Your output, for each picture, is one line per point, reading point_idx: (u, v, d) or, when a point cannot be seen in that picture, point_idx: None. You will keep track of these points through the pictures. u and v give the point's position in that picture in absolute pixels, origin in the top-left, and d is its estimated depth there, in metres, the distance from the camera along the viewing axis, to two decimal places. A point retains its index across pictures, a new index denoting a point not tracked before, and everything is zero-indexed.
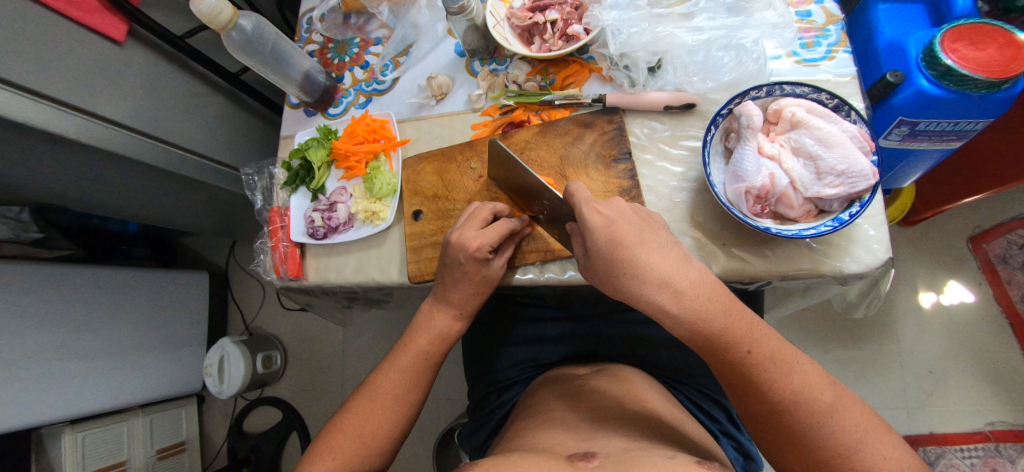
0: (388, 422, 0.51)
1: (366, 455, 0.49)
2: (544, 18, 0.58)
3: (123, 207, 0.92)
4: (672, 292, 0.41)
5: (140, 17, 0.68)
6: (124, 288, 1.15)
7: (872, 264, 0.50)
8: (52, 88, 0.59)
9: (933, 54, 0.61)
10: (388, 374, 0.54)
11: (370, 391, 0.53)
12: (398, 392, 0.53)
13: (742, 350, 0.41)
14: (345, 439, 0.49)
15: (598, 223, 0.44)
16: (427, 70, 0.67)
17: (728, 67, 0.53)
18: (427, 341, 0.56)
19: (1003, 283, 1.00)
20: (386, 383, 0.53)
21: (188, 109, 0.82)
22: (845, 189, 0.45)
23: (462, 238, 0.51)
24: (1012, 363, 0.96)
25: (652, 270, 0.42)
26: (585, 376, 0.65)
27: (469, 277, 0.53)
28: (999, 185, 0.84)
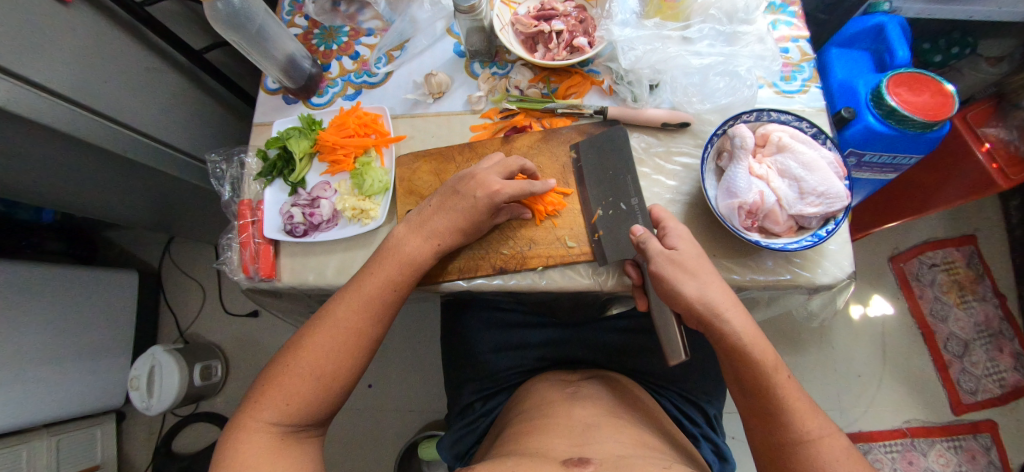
0: (343, 367, 0.48)
1: (325, 394, 0.47)
2: (550, 28, 0.59)
3: (48, 193, 0.80)
4: (738, 317, 0.44)
5: None
6: (34, 287, 0.99)
7: (838, 275, 0.54)
8: None
9: (879, 95, 0.68)
10: (350, 304, 0.49)
11: (328, 330, 0.48)
12: (363, 329, 0.49)
13: (782, 377, 0.44)
14: (299, 382, 0.46)
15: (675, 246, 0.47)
16: (423, 68, 0.65)
17: (723, 91, 0.56)
18: (398, 270, 0.50)
19: (917, 297, 1.14)
20: (348, 316, 0.48)
21: (141, 86, 0.74)
22: (823, 208, 0.50)
23: (486, 178, 0.50)
24: (922, 368, 1.10)
25: (723, 298, 0.45)
26: (575, 382, 0.66)
27: (470, 214, 0.50)
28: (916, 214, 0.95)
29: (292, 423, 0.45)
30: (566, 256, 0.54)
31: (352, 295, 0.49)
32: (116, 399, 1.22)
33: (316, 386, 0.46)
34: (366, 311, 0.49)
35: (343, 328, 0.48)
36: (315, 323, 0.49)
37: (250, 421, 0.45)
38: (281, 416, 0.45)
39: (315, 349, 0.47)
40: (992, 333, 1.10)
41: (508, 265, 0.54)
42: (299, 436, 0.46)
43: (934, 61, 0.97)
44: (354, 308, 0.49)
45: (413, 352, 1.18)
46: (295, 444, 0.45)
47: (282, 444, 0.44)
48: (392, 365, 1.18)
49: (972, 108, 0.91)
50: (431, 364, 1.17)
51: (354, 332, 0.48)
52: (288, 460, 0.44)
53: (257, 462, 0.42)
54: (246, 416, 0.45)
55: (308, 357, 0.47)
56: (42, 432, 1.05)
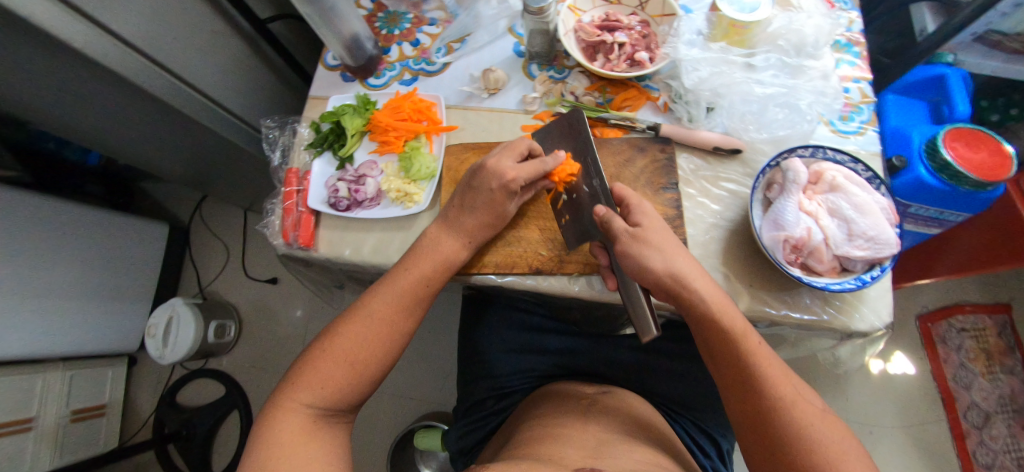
0: (380, 357, 0.49)
1: (356, 381, 0.48)
2: (613, 39, 0.59)
3: (102, 137, 0.83)
4: (703, 284, 0.47)
5: None
6: (72, 225, 1.03)
7: (876, 324, 0.53)
8: None
9: (933, 147, 0.67)
10: (385, 297, 0.51)
11: (365, 320, 0.49)
12: (396, 321, 0.50)
13: (752, 342, 0.45)
14: (333, 367, 0.47)
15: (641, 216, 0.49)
16: (481, 62, 0.66)
17: (781, 123, 0.56)
18: (432, 267, 0.52)
19: (940, 360, 1.11)
20: (382, 307, 0.50)
21: (205, 45, 0.76)
22: (871, 252, 0.49)
23: (499, 165, 0.51)
24: (939, 434, 1.06)
25: (687, 263, 0.47)
26: (592, 395, 0.66)
27: (491, 204, 0.51)
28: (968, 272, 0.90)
29: (325, 407, 0.46)
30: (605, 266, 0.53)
31: (387, 288, 0.51)
32: (130, 344, 1.26)
33: (353, 372, 0.48)
34: (399, 303, 0.51)
35: (383, 321, 0.50)
36: (353, 312, 0.50)
37: (285, 404, 0.45)
38: (316, 398, 0.46)
39: (349, 338, 0.48)
40: (1016, 408, 1.06)
41: (545, 267, 0.55)
42: (331, 422, 0.46)
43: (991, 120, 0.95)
44: (392, 301, 0.51)
45: (422, 342, 1.19)
46: (326, 428, 0.46)
47: (315, 426, 0.45)
48: (399, 351, 1.19)
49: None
50: (439, 356, 1.17)
51: (394, 324, 0.50)
52: (321, 445, 0.44)
53: (289, 442, 0.43)
54: (283, 397, 0.46)
55: (349, 343, 0.48)
56: (58, 364, 1.08)
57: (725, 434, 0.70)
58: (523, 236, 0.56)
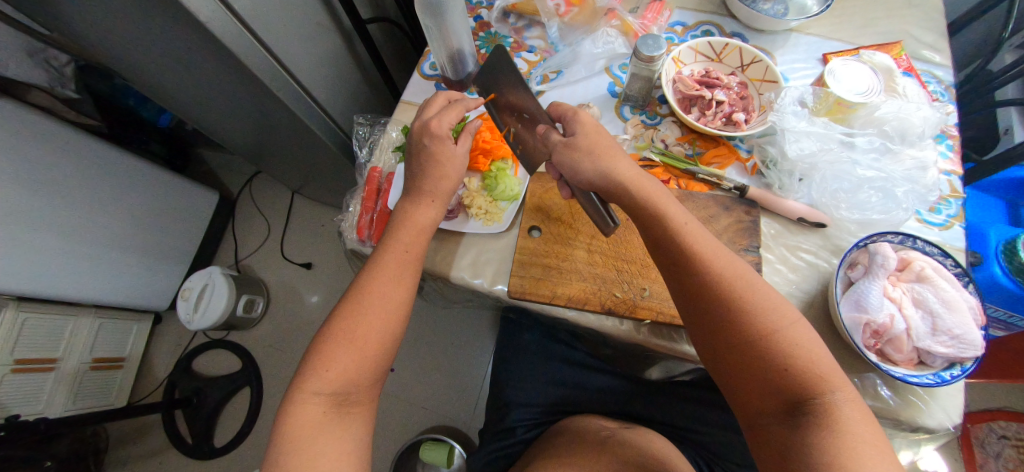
0: (381, 335, 0.49)
1: (365, 362, 0.48)
2: (712, 95, 0.61)
3: (189, 103, 0.87)
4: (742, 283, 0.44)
5: None
6: (133, 179, 1.06)
7: (944, 421, 0.52)
8: None
9: (1013, 249, 0.70)
10: (372, 273, 0.51)
11: (359, 298, 0.50)
12: (386, 294, 0.50)
13: (792, 344, 0.41)
14: (340, 351, 0.47)
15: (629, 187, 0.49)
16: (575, 96, 0.68)
17: (874, 207, 0.56)
18: (411, 235, 0.52)
19: (976, 465, 1.07)
20: (372, 284, 0.50)
21: (302, 33, 0.81)
22: (954, 351, 0.48)
23: (435, 122, 0.54)
24: None
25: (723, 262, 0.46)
26: (612, 428, 0.68)
27: (441, 161, 0.54)
28: None
29: (335, 392, 0.46)
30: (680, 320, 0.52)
31: (373, 264, 0.51)
32: (159, 303, 1.27)
33: (360, 360, 0.47)
34: (387, 278, 0.50)
35: (378, 298, 0.49)
36: (353, 296, 0.50)
37: (300, 393, 0.46)
38: (328, 387, 0.46)
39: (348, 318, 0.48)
40: None
41: (618, 309, 0.53)
42: (347, 407, 0.47)
43: None
44: (387, 278, 0.50)
45: (445, 353, 1.18)
46: (338, 413, 0.46)
47: (331, 415, 0.45)
48: (420, 358, 1.18)
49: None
50: (461, 370, 1.16)
51: (388, 295, 0.50)
52: (339, 437, 0.45)
53: (306, 434, 0.44)
54: (296, 390, 0.46)
55: (352, 331, 0.48)
56: (91, 310, 1.09)
57: None
58: (599, 275, 0.55)
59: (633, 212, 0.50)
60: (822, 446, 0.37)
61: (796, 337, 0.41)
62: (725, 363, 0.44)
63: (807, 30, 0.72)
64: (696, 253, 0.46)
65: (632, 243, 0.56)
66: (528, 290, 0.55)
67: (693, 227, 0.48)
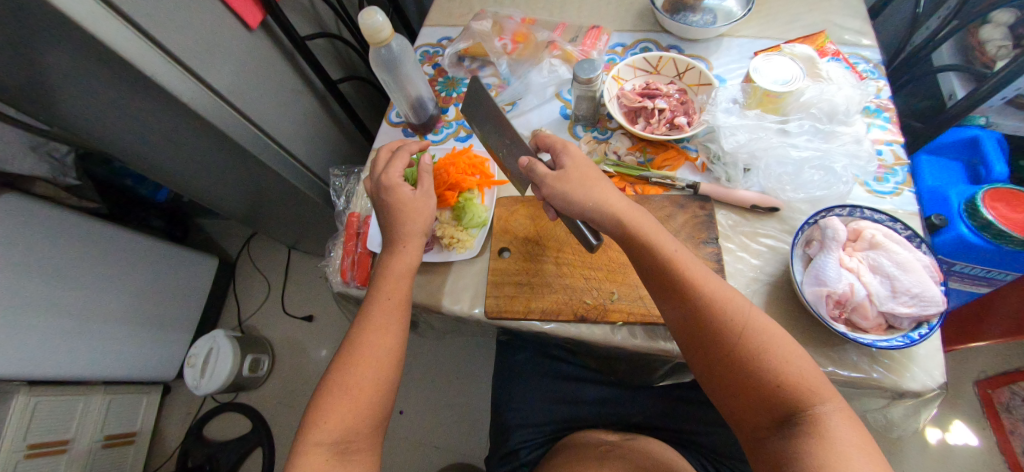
0: (375, 384, 0.51)
1: (363, 408, 0.50)
2: (654, 104, 0.65)
3: (179, 177, 0.93)
4: (733, 303, 0.47)
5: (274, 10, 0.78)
6: (135, 254, 1.12)
7: (929, 384, 0.52)
8: (184, 54, 0.65)
9: (975, 207, 0.73)
10: (363, 326, 0.54)
11: (353, 350, 0.53)
12: (379, 343, 0.53)
13: (784, 360, 0.43)
14: (339, 404, 0.49)
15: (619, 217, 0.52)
16: (531, 123, 0.73)
17: (818, 184, 0.59)
18: (394, 285, 0.56)
19: (1007, 433, 1.07)
20: (364, 336, 0.53)
21: (278, 99, 0.88)
22: (917, 309, 0.50)
23: (386, 178, 0.60)
24: None
25: (711, 284, 0.48)
26: (613, 442, 0.68)
27: (403, 206, 0.58)
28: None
29: (337, 442, 0.48)
30: (648, 318, 0.54)
31: (365, 317, 0.54)
32: (167, 373, 1.29)
33: (357, 410, 0.50)
34: (378, 326, 0.54)
35: (370, 349, 0.52)
36: (349, 349, 0.53)
37: (304, 447, 0.48)
38: (329, 437, 0.48)
39: (345, 372, 0.51)
40: None
41: (590, 315, 0.55)
42: (350, 455, 0.49)
43: None
44: (378, 327, 0.54)
45: (451, 387, 1.19)
46: (342, 460, 0.48)
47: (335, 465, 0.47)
48: (428, 394, 1.18)
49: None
50: (466, 402, 1.16)
51: (378, 346, 0.53)
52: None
53: None
54: (300, 443, 0.49)
55: (344, 385, 0.51)
56: (100, 387, 1.11)
57: None
58: (569, 285, 0.57)
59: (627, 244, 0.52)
60: (816, 458, 0.39)
61: (786, 352, 0.44)
62: (718, 381, 0.46)
63: (737, 34, 0.77)
64: (687, 278, 0.48)
65: (598, 249, 0.60)
66: (504, 308, 0.57)
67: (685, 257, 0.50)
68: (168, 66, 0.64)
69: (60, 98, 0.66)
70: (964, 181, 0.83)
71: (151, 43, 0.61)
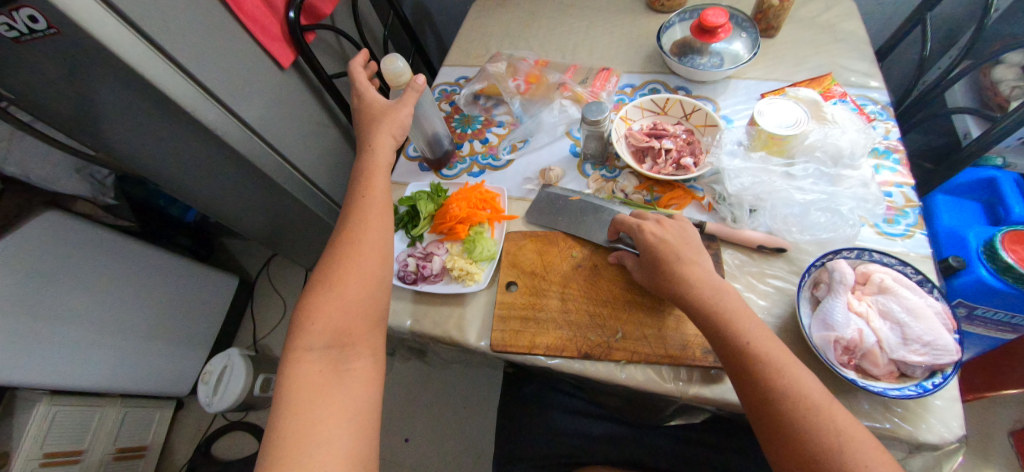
0: (366, 291, 0.55)
1: (357, 318, 0.54)
2: (660, 145, 0.67)
3: (207, 202, 0.98)
4: (815, 395, 0.45)
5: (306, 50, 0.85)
6: (162, 272, 1.17)
7: (948, 437, 0.51)
8: (221, 91, 0.71)
9: (994, 250, 0.71)
10: (350, 235, 0.57)
11: (341, 257, 0.56)
12: (372, 252, 0.56)
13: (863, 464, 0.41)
14: (330, 312, 0.53)
15: (708, 295, 0.51)
16: (541, 160, 0.75)
17: (824, 226, 0.59)
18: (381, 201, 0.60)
19: None
20: (352, 246, 0.56)
21: (305, 132, 0.94)
22: (930, 358, 0.49)
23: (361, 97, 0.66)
24: None
25: (794, 376, 0.46)
26: None
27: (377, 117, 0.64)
28: None
29: (332, 348, 0.52)
30: (651, 358, 0.55)
31: (352, 230, 0.57)
32: (181, 389, 1.32)
33: (347, 317, 0.53)
34: (366, 235, 0.57)
35: (357, 251, 0.56)
36: (334, 254, 0.56)
37: (302, 352, 0.52)
38: (322, 342, 0.52)
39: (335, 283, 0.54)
40: None
41: (593, 352, 0.56)
42: (345, 364, 0.52)
43: None
44: (364, 231, 0.57)
45: (457, 415, 1.18)
46: (339, 362, 0.52)
47: (329, 373, 0.51)
48: (435, 421, 1.18)
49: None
50: (471, 432, 1.15)
51: (369, 251, 0.56)
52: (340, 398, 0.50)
53: (310, 390, 0.49)
54: (290, 356, 0.52)
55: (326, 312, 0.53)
56: (118, 400, 1.14)
57: None
58: (573, 321, 0.58)
59: (729, 347, 0.49)
60: None
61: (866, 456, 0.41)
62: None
63: (744, 76, 0.79)
64: (765, 367, 0.46)
65: (606, 287, 0.60)
66: (509, 342, 0.59)
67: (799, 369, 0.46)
68: (206, 102, 0.69)
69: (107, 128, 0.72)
70: (982, 221, 0.81)
71: (193, 81, 0.67)
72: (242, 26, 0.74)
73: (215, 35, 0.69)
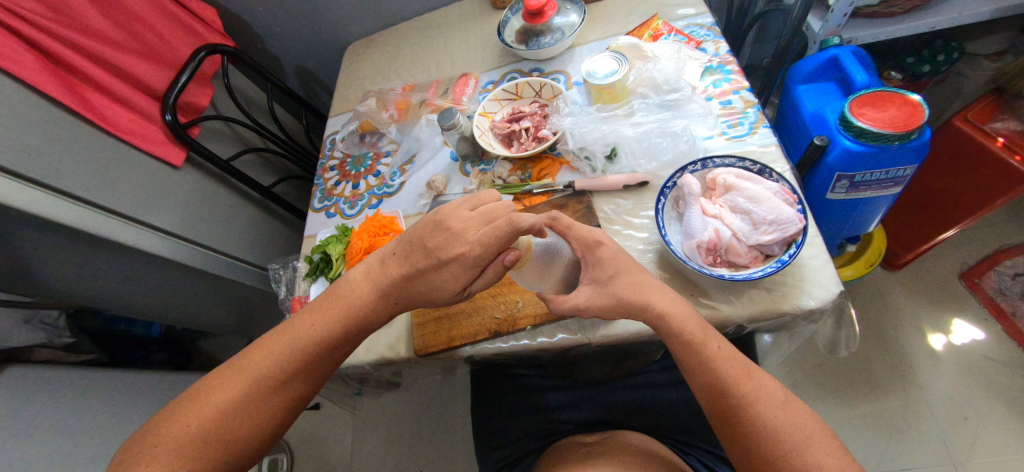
0: (291, 379, 0.51)
1: (260, 402, 0.49)
2: (519, 126, 0.74)
3: (156, 312, 1.01)
4: (765, 391, 0.47)
5: (192, 145, 0.86)
6: (140, 390, 1.19)
7: (825, 297, 0.55)
8: (116, 204, 0.77)
9: (847, 120, 0.76)
10: (306, 319, 0.53)
11: (279, 335, 0.53)
12: (310, 340, 0.52)
13: (817, 448, 0.43)
14: (238, 382, 0.49)
15: (668, 308, 0.50)
16: (428, 173, 0.80)
17: (668, 148, 0.67)
18: (341, 306, 0.54)
19: (1010, 316, 1.07)
20: (299, 326, 0.53)
21: (220, 217, 0.99)
22: (778, 234, 0.53)
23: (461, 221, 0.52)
24: None
25: (748, 381, 0.47)
26: (592, 442, 0.70)
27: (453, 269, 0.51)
28: (975, 214, 0.95)
29: (217, 423, 0.47)
30: (553, 314, 0.60)
31: (304, 316, 0.54)
32: None
33: (250, 394, 0.49)
34: (321, 322, 0.53)
35: (299, 336, 0.52)
36: (280, 330, 0.53)
37: (183, 412, 0.47)
38: (206, 411, 0.47)
39: (263, 352, 0.51)
40: None
41: (503, 328, 0.61)
42: (218, 443, 0.47)
43: (925, 71, 1.04)
44: (316, 317, 0.53)
45: (462, 434, 1.21)
46: (211, 438, 0.46)
47: (194, 443, 0.46)
48: (443, 447, 1.21)
49: (974, 107, 0.94)
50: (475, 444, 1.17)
51: (305, 339, 0.52)
52: (265, 407, 0.49)
53: (171, 445, 0.45)
54: (175, 408, 0.48)
55: (288, 331, 0.53)
56: None
57: None
58: (479, 306, 0.63)
59: (702, 377, 0.49)
60: None
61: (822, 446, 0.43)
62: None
63: (586, 41, 0.86)
64: (727, 376, 0.47)
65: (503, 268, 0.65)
66: (430, 344, 0.62)
67: (767, 391, 0.47)
68: (105, 219, 0.75)
69: (39, 268, 0.79)
70: (840, 97, 0.86)
71: (85, 204, 0.73)
72: (121, 140, 0.80)
73: (102, 161, 0.76)
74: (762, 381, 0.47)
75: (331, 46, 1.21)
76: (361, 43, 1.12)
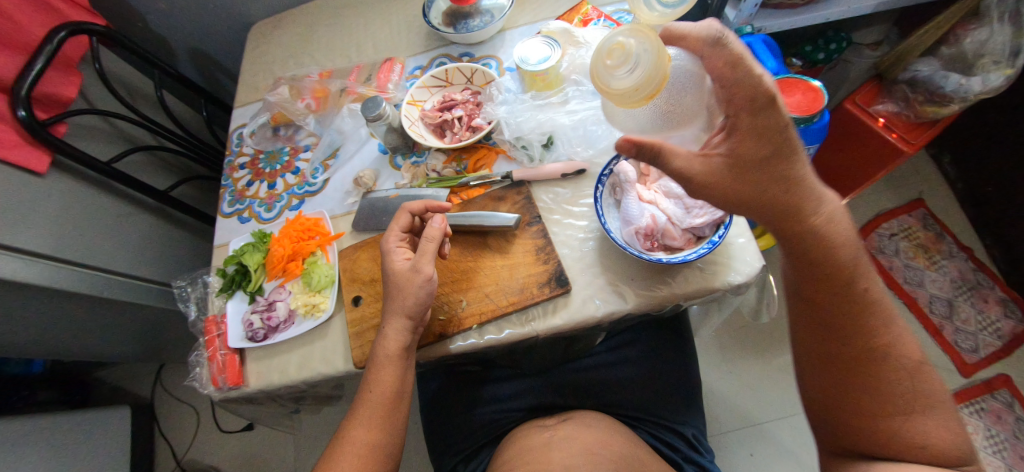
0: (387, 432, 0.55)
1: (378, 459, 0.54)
2: (451, 116, 0.71)
3: (35, 347, 0.85)
4: (896, 340, 0.44)
5: (60, 146, 0.72)
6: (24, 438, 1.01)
7: (750, 273, 0.58)
8: None
9: None
10: (377, 379, 0.55)
11: (366, 399, 0.55)
12: (392, 394, 0.55)
13: (925, 407, 0.43)
14: (354, 455, 0.53)
15: (824, 224, 0.45)
16: (355, 169, 0.74)
17: (603, 136, 0.67)
18: (397, 357, 0.55)
19: (888, 270, 1.24)
20: (376, 389, 0.54)
21: (105, 229, 0.85)
22: (708, 216, 0.56)
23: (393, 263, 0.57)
24: (916, 336, 1.15)
25: (886, 326, 0.45)
26: (554, 425, 0.70)
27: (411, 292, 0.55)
28: (860, 186, 1.09)
29: None
30: (498, 311, 0.58)
31: (373, 376, 0.55)
32: None
33: (366, 459, 0.53)
34: (389, 377, 0.55)
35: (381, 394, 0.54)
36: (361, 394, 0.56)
37: None
38: None
39: (361, 425, 0.54)
40: (970, 286, 1.19)
41: (449, 329, 0.59)
42: None
43: (820, 58, 1.14)
44: (385, 376, 0.54)
45: (414, 433, 1.18)
46: None
47: None
48: None
49: (860, 91, 1.04)
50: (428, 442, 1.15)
51: (387, 394, 0.54)
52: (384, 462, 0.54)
53: None
54: None
55: (367, 408, 0.55)
56: None
57: (686, 421, 0.73)
58: None
59: (838, 306, 0.45)
60: None
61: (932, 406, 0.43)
62: (838, 408, 0.46)
63: (516, 24, 0.83)
64: (867, 313, 0.45)
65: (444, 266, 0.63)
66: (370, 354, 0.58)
67: (904, 343, 0.44)
68: None
69: None
70: None
71: None
72: None
73: None
74: (901, 330, 0.45)
75: (230, 26, 1.07)
76: (267, 23, 1.00)
